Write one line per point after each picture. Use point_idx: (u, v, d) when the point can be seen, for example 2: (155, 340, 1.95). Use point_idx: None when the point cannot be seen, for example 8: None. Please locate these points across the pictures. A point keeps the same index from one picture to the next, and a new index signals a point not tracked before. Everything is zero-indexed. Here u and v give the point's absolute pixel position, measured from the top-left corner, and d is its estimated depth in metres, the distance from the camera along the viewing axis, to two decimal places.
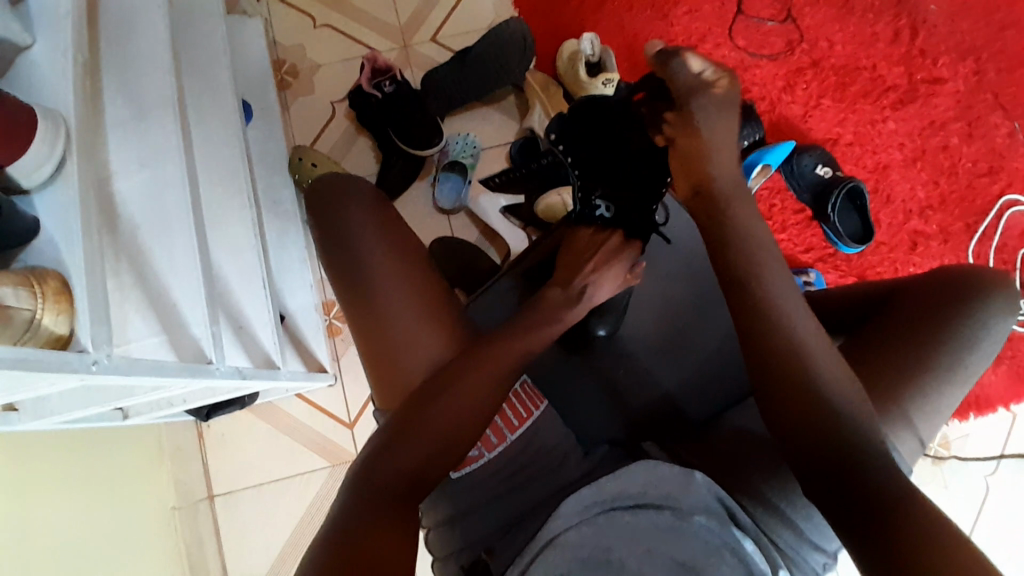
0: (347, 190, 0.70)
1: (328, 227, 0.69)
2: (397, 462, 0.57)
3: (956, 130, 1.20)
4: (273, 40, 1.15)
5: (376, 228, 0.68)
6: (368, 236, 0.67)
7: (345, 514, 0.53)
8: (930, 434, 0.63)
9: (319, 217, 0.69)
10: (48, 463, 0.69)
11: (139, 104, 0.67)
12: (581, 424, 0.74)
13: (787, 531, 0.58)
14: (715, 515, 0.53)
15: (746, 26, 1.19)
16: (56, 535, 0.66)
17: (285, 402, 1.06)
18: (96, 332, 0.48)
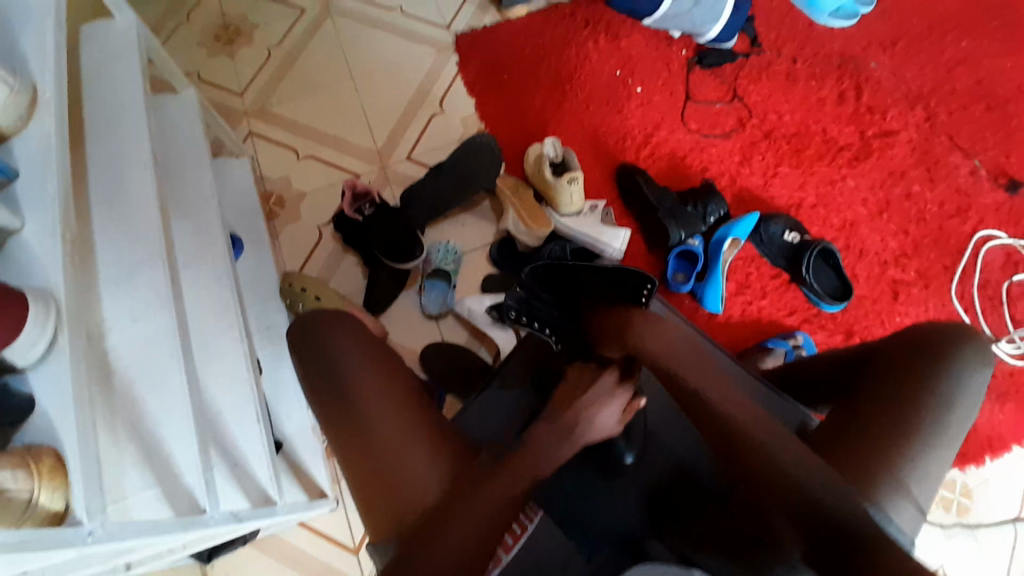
0: (331, 323, 0.74)
1: (311, 355, 0.72)
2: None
3: (918, 177, 1.25)
4: (260, 174, 1.24)
5: (361, 359, 0.71)
6: (353, 369, 0.70)
7: None
8: (925, 501, 0.62)
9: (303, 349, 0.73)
10: None
11: (130, 262, 0.72)
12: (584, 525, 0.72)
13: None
14: None
15: (697, 109, 1.28)
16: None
17: (289, 528, 1.04)
18: (90, 500, 0.49)
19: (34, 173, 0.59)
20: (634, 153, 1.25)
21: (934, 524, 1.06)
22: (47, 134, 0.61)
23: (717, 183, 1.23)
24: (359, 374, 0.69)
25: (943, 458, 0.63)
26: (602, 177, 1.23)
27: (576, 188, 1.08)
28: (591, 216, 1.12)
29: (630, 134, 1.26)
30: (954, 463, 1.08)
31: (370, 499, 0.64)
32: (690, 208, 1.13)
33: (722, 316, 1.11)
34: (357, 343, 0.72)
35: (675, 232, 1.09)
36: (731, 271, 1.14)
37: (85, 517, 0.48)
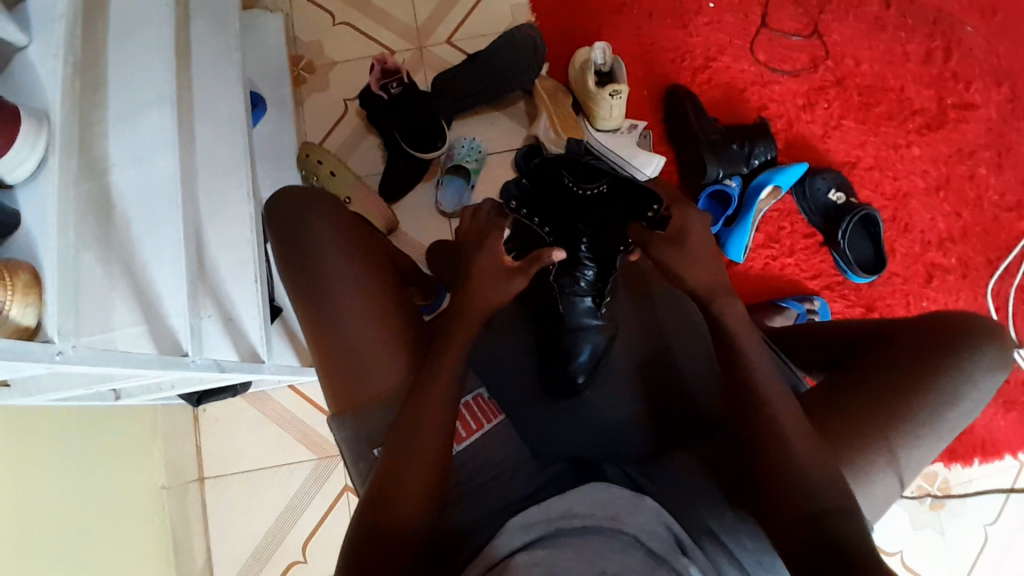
0: (305, 209, 0.71)
1: (291, 242, 0.70)
2: (405, 479, 0.57)
3: (984, 162, 1.14)
4: (293, 34, 1.17)
5: (332, 244, 0.70)
6: (331, 260, 0.69)
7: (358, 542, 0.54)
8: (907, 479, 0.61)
9: (283, 232, 0.71)
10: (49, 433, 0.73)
11: (140, 101, 0.70)
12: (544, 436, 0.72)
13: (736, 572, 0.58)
14: (663, 539, 0.54)
15: (770, 39, 1.16)
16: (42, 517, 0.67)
17: (278, 391, 1.09)
18: (63, 323, 0.50)
19: None
20: (689, 78, 1.15)
21: (904, 511, 1.07)
22: None
23: (771, 125, 1.14)
24: (332, 261, 0.69)
25: (931, 445, 0.61)
26: (650, 97, 1.14)
27: (616, 103, 1.00)
28: (627, 136, 1.05)
29: (689, 55, 1.15)
30: (940, 458, 1.06)
31: (337, 386, 0.68)
32: (735, 146, 1.05)
33: (742, 266, 1.07)
34: (333, 230, 0.71)
35: (712, 170, 1.03)
36: (763, 222, 1.08)
37: (55, 336, 0.49)
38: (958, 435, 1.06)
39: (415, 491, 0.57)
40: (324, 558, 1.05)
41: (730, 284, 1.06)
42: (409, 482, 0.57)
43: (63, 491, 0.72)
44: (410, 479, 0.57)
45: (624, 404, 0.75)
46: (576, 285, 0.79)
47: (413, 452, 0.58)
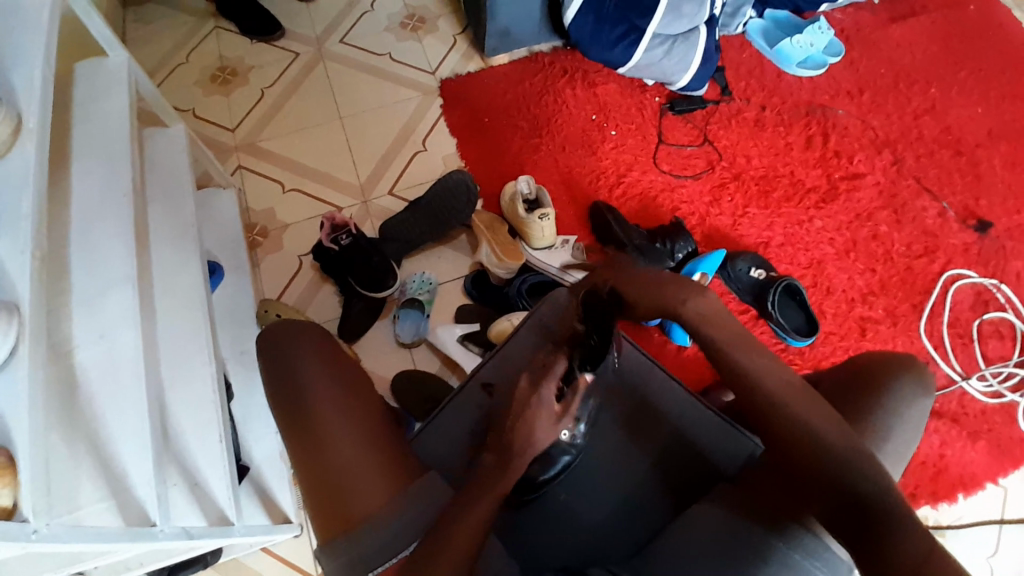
0: (288, 340, 0.78)
1: (277, 370, 0.76)
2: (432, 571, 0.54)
3: (885, 220, 1.29)
4: (245, 206, 1.28)
5: (317, 367, 0.76)
6: (318, 382, 0.74)
7: None
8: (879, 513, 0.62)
9: (268, 361, 0.77)
10: None
11: (103, 280, 0.74)
12: (526, 546, 0.72)
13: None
14: None
15: (669, 152, 1.34)
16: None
17: (250, 556, 1.02)
18: (36, 500, 0.50)
19: (11, 194, 0.63)
20: (608, 192, 1.29)
21: None
22: (28, 155, 0.65)
23: (687, 221, 1.27)
24: (317, 383, 0.74)
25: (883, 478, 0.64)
26: (577, 213, 1.27)
27: (547, 224, 1.12)
28: (562, 250, 1.15)
29: (603, 173, 1.31)
30: (925, 501, 1.06)
31: (325, 512, 0.66)
32: (659, 244, 1.16)
33: (690, 349, 1.13)
34: (317, 354, 0.77)
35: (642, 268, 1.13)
36: None
37: (31, 516, 0.49)
38: (936, 475, 1.08)
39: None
40: None
41: (685, 368, 1.12)
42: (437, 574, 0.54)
43: None
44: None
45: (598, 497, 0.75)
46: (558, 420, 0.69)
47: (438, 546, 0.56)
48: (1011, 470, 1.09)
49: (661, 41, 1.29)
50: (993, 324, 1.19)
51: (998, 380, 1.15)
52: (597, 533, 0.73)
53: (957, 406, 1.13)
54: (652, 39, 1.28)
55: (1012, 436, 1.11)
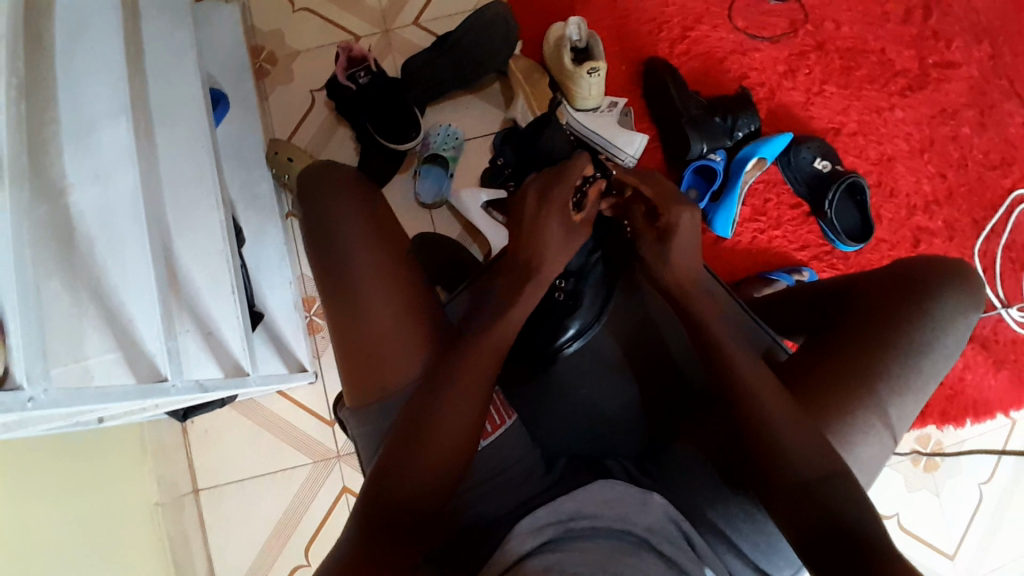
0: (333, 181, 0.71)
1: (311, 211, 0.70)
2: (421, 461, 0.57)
3: (969, 120, 1.12)
4: (250, 24, 1.11)
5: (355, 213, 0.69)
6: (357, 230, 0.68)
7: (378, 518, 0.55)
8: (899, 429, 0.64)
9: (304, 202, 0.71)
10: (38, 472, 0.69)
11: (89, 113, 0.65)
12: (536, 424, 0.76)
13: (738, 560, 0.61)
14: (670, 533, 0.57)
15: (747, 5, 1.13)
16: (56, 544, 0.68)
17: (267, 400, 1.06)
18: (31, 365, 0.47)
19: None
20: (667, 49, 1.11)
21: (898, 474, 1.09)
22: None
23: (753, 95, 1.11)
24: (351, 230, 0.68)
25: (913, 397, 0.64)
26: (627, 72, 1.10)
27: (595, 81, 0.97)
28: (608, 115, 1.02)
29: (666, 26, 1.12)
30: (933, 421, 1.08)
31: (355, 370, 0.65)
32: (718, 119, 1.03)
33: (729, 241, 1.05)
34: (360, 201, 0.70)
35: (696, 145, 1.01)
36: (749, 195, 1.06)
37: (26, 382, 0.46)
38: (950, 397, 1.08)
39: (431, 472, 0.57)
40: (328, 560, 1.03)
41: (720, 261, 1.05)
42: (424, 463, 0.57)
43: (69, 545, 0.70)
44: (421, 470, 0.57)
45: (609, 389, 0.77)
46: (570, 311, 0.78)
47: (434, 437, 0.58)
48: None
49: None
50: None
51: None
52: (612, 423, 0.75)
53: (990, 331, 1.09)
54: None
55: None
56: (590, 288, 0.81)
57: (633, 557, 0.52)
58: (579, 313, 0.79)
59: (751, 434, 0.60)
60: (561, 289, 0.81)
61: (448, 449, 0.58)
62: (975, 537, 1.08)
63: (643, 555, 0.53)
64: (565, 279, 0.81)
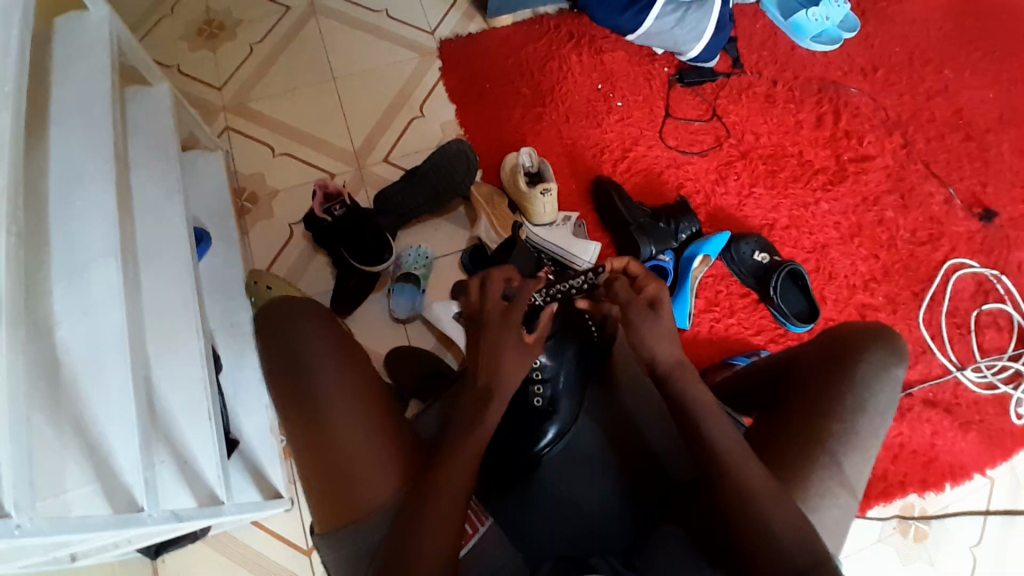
0: (294, 313, 0.73)
1: (273, 345, 0.72)
2: None
3: (892, 205, 1.26)
4: (234, 170, 1.22)
5: (319, 344, 0.71)
6: (321, 362, 0.70)
7: None
8: (858, 487, 0.68)
9: (267, 336, 0.73)
10: None
11: (83, 255, 0.70)
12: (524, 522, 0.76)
13: None
14: None
15: (676, 126, 1.29)
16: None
17: (241, 529, 1.02)
18: (19, 496, 0.48)
19: None
20: (612, 166, 1.25)
21: (890, 549, 1.07)
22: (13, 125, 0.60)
23: (692, 200, 1.24)
24: (316, 360, 0.70)
25: (863, 454, 0.68)
26: (579, 187, 1.23)
27: (549, 200, 1.08)
28: (564, 228, 1.13)
29: (608, 147, 1.26)
30: (914, 489, 1.09)
31: (331, 502, 0.66)
32: (662, 224, 1.13)
33: (689, 331, 1.12)
34: (324, 332, 0.73)
35: (645, 247, 1.09)
36: (701, 288, 1.15)
37: (13, 510, 0.47)
38: (926, 464, 1.10)
39: None
40: None
41: (682, 352, 1.11)
42: None
43: None
44: None
45: (598, 487, 0.77)
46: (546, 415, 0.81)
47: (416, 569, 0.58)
48: (1000, 463, 1.11)
49: (673, 9, 1.22)
50: (992, 315, 1.19)
51: (993, 371, 1.15)
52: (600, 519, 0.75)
53: (950, 396, 1.14)
54: (663, 6, 1.21)
55: (1004, 427, 1.12)
56: (566, 394, 0.83)
57: None
58: (556, 416, 0.81)
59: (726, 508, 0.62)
60: (540, 390, 0.82)
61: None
62: None
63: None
64: (544, 382, 0.82)
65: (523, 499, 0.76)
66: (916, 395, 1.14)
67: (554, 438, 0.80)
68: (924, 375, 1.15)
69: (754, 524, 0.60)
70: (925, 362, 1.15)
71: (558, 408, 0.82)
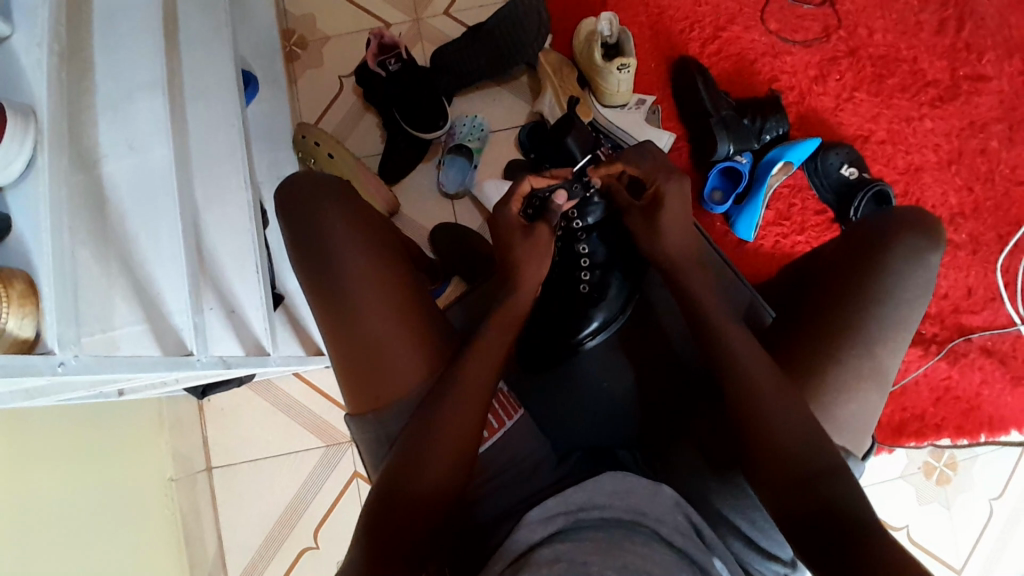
0: (313, 184, 0.70)
1: (295, 210, 0.69)
2: (428, 475, 0.57)
3: (999, 133, 1.11)
4: (283, 8, 1.12)
5: (342, 220, 0.68)
6: (344, 238, 0.67)
7: (387, 532, 0.54)
8: (885, 382, 0.68)
9: (289, 202, 0.70)
10: (54, 439, 0.70)
11: (127, 89, 0.65)
12: (556, 421, 0.79)
13: (739, 541, 0.63)
14: (682, 528, 0.57)
15: (780, 8, 1.12)
16: (72, 510, 0.70)
17: (283, 379, 1.07)
18: (63, 332, 0.48)
19: None
20: (699, 48, 1.11)
21: (910, 486, 1.09)
22: None
23: (783, 98, 1.10)
24: (339, 237, 0.67)
25: (891, 349, 0.68)
26: (657, 69, 1.10)
27: (625, 77, 0.97)
28: (636, 112, 1.03)
29: (698, 25, 1.11)
30: (947, 434, 1.07)
31: (358, 380, 0.66)
32: (746, 121, 1.02)
33: (751, 244, 1.05)
34: (348, 208, 0.69)
35: (723, 145, 1.00)
36: (773, 199, 1.06)
37: (57, 347, 0.48)
38: (966, 412, 1.07)
39: (441, 485, 0.57)
40: (335, 544, 1.04)
41: (742, 264, 1.05)
42: (431, 477, 0.57)
43: (80, 512, 0.72)
44: (432, 483, 0.57)
45: (624, 376, 0.80)
46: (589, 300, 0.81)
47: (442, 446, 0.59)
48: None
49: None
50: None
51: None
52: (618, 409, 0.78)
53: (1008, 347, 1.07)
54: None
55: None
56: (616, 278, 0.81)
57: (635, 548, 0.52)
58: (602, 305, 0.81)
59: (743, 415, 0.60)
60: (586, 276, 0.82)
61: (455, 459, 0.59)
62: (978, 554, 1.08)
63: (655, 546, 0.53)
64: (591, 269, 0.82)
65: (553, 381, 0.80)
66: (974, 341, 1.07)
67: (593, 329, 0.81)
68: (988, 323, 1.08)
69: (775, 447, 0.57)
70: (992, 309, 1.08)
71: (603, 301, 0.81)
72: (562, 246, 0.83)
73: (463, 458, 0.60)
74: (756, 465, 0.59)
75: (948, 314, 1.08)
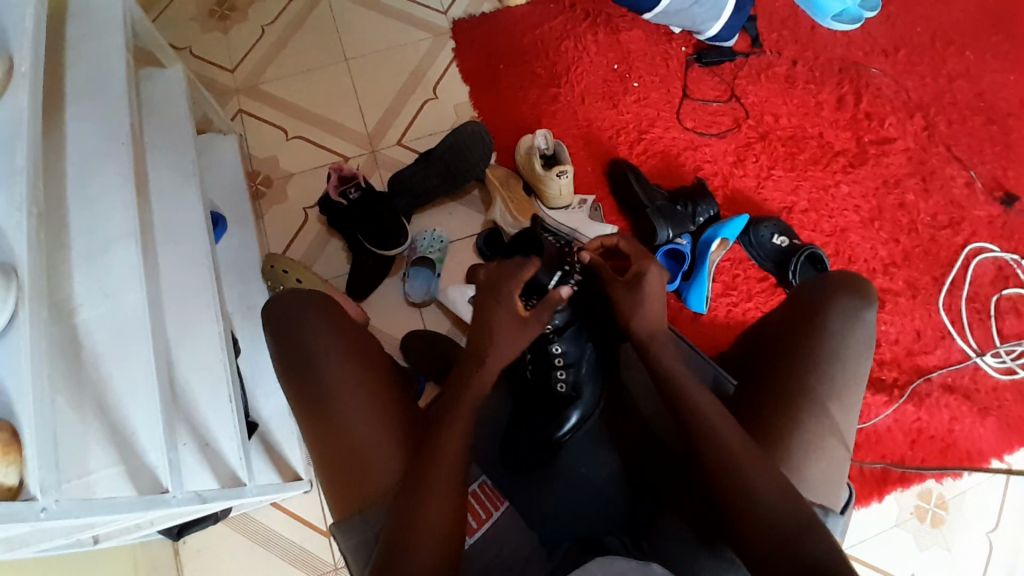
0: (293, 302, 0.74)
1: (277, 329, 0.72)
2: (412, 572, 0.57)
3: (913, 187, 1.23)
4: (248, 153, 1.22)
5: (323, 330, 0.71)
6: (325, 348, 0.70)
7: None
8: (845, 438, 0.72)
9: (273, 322, 0.73)
10: None
11: (104, 238, 0.70)
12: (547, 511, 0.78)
13: None
14: None
15: (694, 107, 1.27)
16: None
17: (262, 510, 1.04)
18: (44, 477, 0.49)
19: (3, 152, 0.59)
20: (628, 149, 1.23)
21: (907, 534, 1.07)
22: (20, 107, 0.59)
23: (709, 183, 1.22)
24: (320, 348, 0.70)
25: (845, 404, 0.72)
26: (595, 170, 1.21)
27: (564, 182, 1.07)
28: (579, 211, 1.12)
29: (624, 130, 1.25)
30: (931, 475, 1.09)
31: (344, 484, 0.67)
32: (680, 206, 1.12)
33: (706, 316, 1.11)
34: (328, 318, 0.73)
35: (663, 231, 1.07)
36: (718, 272, 1.14)
37: (38, 492, 0.48)
38: (943, 450, 1.10)
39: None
40: None
41: (700, 335, 1.10)
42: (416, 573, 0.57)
43: None
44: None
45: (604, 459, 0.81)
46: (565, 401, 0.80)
47: (424, 542, 0.58)
48: (1018, 448, 1.10)
49: None
50: (1012, 300, 1.17)
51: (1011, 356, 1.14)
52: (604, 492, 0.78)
53: (968, 381, 1.13)
54: None
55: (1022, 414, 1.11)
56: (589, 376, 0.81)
57: None
58: (579, 403, 0.80)
59: (721, 483, 0.62)
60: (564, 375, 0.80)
61: (438, 554, 0.58)
62: None
63: None
64: (566, 368, 0.80)
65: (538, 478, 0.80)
66: (934, 381, 1.12)
67: (573, 427, 0.80)
68: (943, 360, 1.13)
69: (758, 510, 0.59)
70: (944, 347, 1.14)
71: (579, 402, 0.80)
72: (537, 346, 0.79)
73: (447, 552, 0.59)
74: (741, 534, 0.60)
75: (904, 358, 1.13)
